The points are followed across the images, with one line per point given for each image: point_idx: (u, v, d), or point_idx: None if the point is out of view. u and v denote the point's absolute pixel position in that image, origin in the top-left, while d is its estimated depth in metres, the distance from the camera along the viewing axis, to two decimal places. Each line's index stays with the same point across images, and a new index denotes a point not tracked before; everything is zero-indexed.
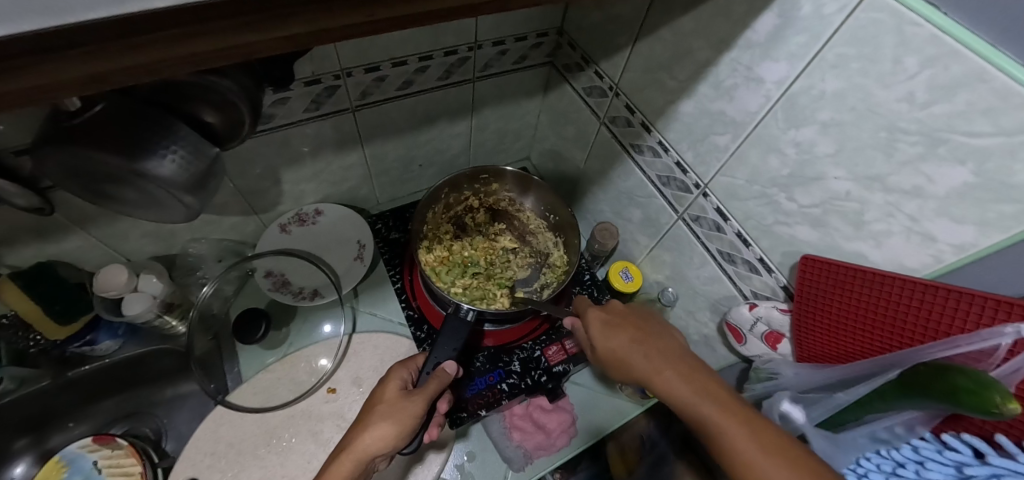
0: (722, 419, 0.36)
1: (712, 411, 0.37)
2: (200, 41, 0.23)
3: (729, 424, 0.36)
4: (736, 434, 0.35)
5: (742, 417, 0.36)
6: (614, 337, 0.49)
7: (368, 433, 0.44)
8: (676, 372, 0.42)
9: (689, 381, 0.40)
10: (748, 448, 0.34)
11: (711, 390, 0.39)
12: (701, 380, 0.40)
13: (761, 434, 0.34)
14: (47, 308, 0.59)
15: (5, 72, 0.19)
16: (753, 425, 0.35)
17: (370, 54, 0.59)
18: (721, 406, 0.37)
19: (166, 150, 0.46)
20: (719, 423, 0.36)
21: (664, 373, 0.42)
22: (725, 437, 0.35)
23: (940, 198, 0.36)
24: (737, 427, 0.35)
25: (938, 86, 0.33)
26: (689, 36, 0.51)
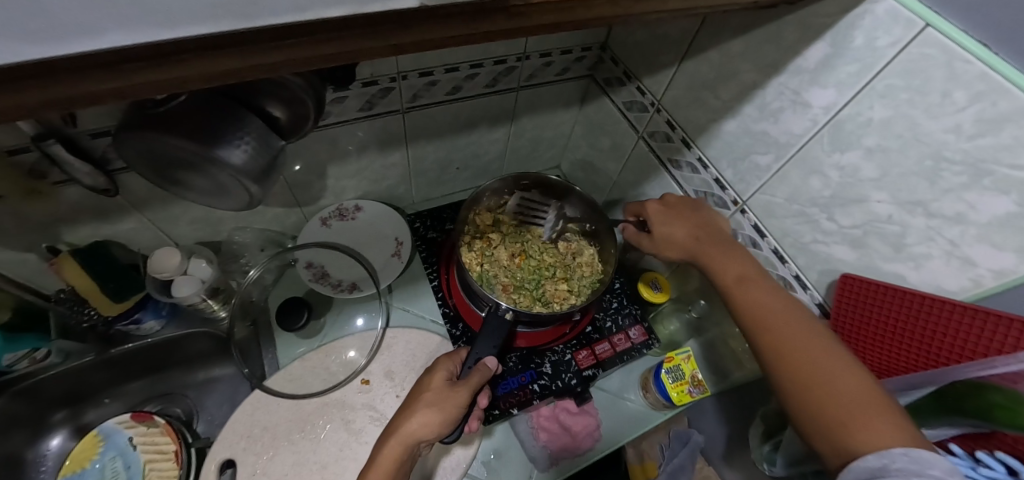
0: (762, 298, 0.47)
1: (753, 291, 0.48)
2: (334, 44, 0.25)
3: (766, 300, 0.46)
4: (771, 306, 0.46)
5: (787, 305, 0.45)
6: (682, 227, 0.56)
7: (414, 419, 0.46)
8: (733, 260, 0.51)
9: (737, 266, 0.50)
10: (776, 315, 0.45)
11: (761, 282, 0.48)
12: (757, 274, 0.49)
13: (794, 315, 0.44)
14: (102, 286, 0.61)
15: (175, 64, 0.22)
16: (794, 312, 0.44)
17: (425, 59, 0.61)
18: (761, 288, 0.48)
19: (240, 140, 0.49)
20: (763, 301, 0.46)
21: (724, 260, 0.52)
22: (757, 304, 0.46)
23: (982, 225, 0.38)
24: (773, 304, 0.46)
25: (984, 119, 0.35)
26: (737, 58, 0.54)
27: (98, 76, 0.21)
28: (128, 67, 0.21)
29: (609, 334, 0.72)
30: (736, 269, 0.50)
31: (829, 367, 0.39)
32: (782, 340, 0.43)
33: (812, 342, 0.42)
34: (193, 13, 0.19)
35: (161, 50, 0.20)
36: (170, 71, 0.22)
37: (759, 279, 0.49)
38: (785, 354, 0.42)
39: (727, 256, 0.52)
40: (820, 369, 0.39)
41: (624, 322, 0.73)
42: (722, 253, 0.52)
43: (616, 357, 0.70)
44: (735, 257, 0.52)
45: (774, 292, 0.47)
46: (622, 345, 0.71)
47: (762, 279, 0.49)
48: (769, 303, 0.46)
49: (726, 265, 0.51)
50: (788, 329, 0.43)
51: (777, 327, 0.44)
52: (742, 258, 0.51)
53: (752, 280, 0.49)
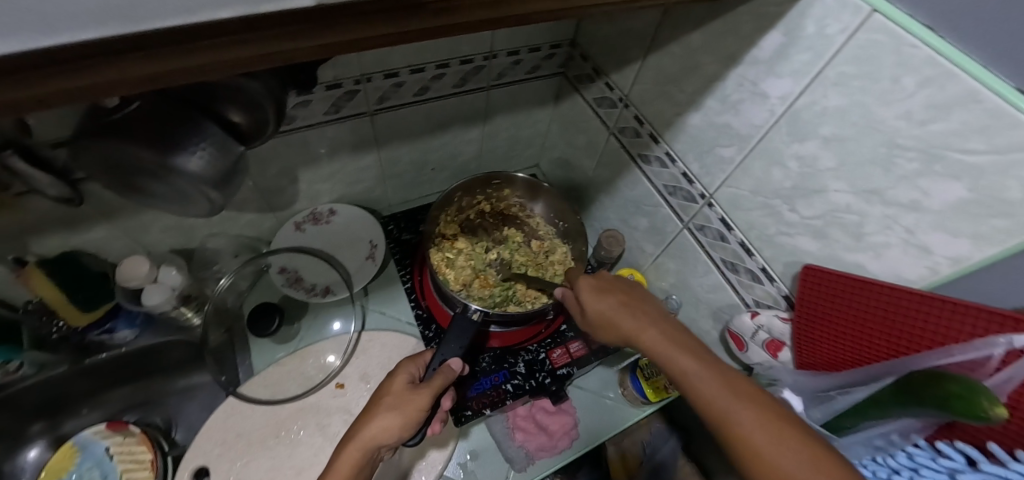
0: (702, 381, 0.41)
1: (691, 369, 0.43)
2: (250, 47, 0.25)
3: (706, 383, 0.41)
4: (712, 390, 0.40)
5: (727, 382, 0.40)
6: (612, 304, 0.53)
7: (376, 422, 0.46)
8: (665, 339, 0.47)
9: (669, 343, 0.46)
10: (722, 402, 0.39)
11: (698, 356, 0.44)
12: (688, 347, 0.45)
13: (737, 390, 0.39)
14: (71, 297, 0.62)
15: (74, 72, 0.21)
16: (735, 389, 0.39)
17: (389, 61, 0.61)
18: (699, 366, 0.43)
19: (196, 146, 0.48)
20: (702, 383, 0.41)
21: (658, 339, 0.47)
22: (700, 389, 0.41)
23: (936, 212, 0.38)
24: (713, 386, 0.40)
25: (933, 104, 0.35)
26: (698, 51, 0.53)
27: (7, 88, 0.20)
28: (36, 75, 0.20)
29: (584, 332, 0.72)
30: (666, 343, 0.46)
31: (788, 451, 0.34)
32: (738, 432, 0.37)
33: (756, 420, 0.37)
34: (74, 18, 0.18)
35: (52, 59, 0.20)
36: (71, 78, 0.21)
37: (692, 352, 0.44)
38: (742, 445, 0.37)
39: (658, 334, 0.48)
40: (781, 457, 0.34)
41: None
42: (654, 328, 0.49)
43: (591, 355, 0.70)
44: (666, 332, 0.48)
45: (710, 365, 0.42)
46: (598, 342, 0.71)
47: (693, 345, 0.45)
48: (703, 378, 0.41)
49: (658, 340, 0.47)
50: (738, 412, 0.38)
51: (721, 411, 0.39)
52: (676, 330, 0.48)
53: (686, 356, 0.44)
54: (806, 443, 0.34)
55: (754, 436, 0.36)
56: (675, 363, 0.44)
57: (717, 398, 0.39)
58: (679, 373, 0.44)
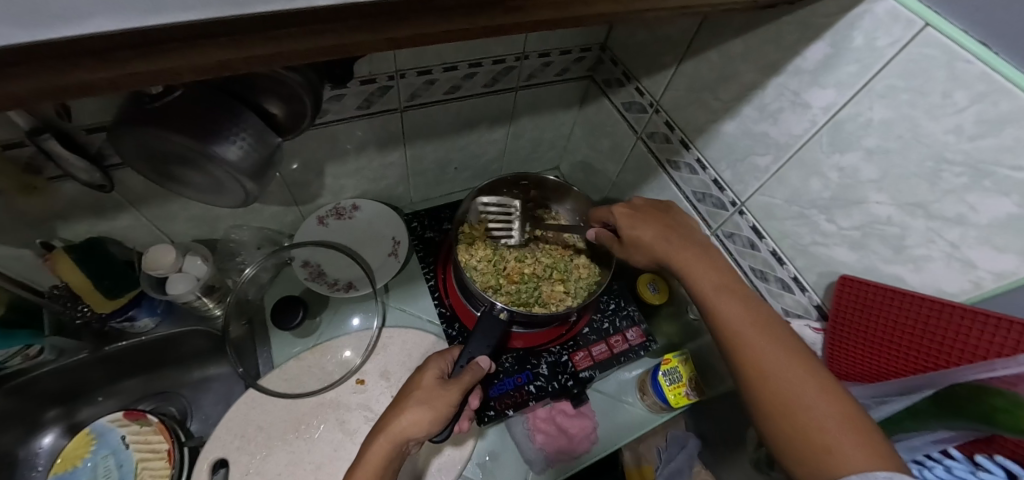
0: (729, 306, 0.46)
1: (722, 297, 0.46)
2: (327, 35, 0.25)
3: (734, 310, 0.45)
4: (737, 316, 0.45)
5: (755, 312, 0.45)
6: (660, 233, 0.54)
7: (405, 416, 0.46)
8: (700, 264, 0.50)
9: (706, 269, 0.49)
10: (743, 326, 0.44)
11: (730, 286, 0.47)
12: (719, 275, 0.49)
13: (762, 322, 0.44)
14: (97, 282, 0.60)
15: (157, 52, 0.21)
16: (761, 318, 0.44)
17: (424, 57, 0.61)
18: (729, 293, 0.47)
19: (235, 136, 0.48)
20: (727, 307, 0.45)
21: (693, 266, 0.50)
22: (722, 312, 0.46)
23: (983, 227, 0.38)
24: (739, 313, 0.45)
25: (985, 120, 0.35)
26: (736, 59, 0.53)
27: (86, 66, 0.20)
28: (118, 55, 0.20)
29: (606, 335, 0.71)
30: (707, 279, 0.49)
31: (799, 381, 0.39)
32: (758, 355, 0.42)
33: (770, 344, 0.42)
34: None
35: (149, 38, 0.20)
36: (152, 59, 0.21)
37: (725, 281, 0.48)
38: (751, 364, 0.42)
39: (698, 262, 0.50)
40: (782, 376, 0.40)
41: (622, 324, 0.73)
42: (693, 256, 0.51)
43: (613, 359, 0.70)
44: (703, 260, 0.51)
45: (744, 300, 0.46)
46: (620, 346, 0.71)
47: (728, 275, 0.49)
48: (730, 308, 0.45)
49: (707, 282, 0.48)
50: (764, 344, 0.42)
51: (742, 335, 0.43)
52: (712, 259, 0.51)
53: (715, 282, 0.48)
54: (806, 366, 0.40)
55: (758, 351, 0.42)
56: (699, 284, 0.49)
57: (741, 324, 0.44)
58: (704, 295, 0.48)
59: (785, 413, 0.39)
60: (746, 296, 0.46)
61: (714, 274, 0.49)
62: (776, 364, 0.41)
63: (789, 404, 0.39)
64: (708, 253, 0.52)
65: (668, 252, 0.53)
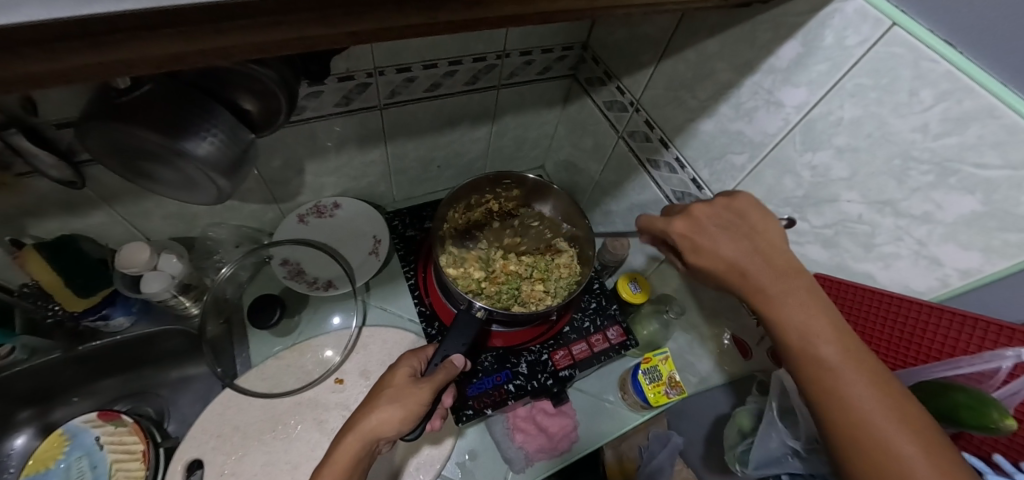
0: (835, 354, 0.33)
1: (821, 338, 0.34)
2: (282, 29, 0.24)
3: (844, 362, 0.32)
4: (848, 371, 0.32)
5: (876, 371, 0.32)
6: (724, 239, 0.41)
7: (375, 414, 0.45)
8: (787, 284, 0.37)
9: (795, 293, 0.37)
10: (861, 390, 0.31)
11: (832, 322, 0.35)
12: (816, 304, 0.36)
13: (879, 383, 0.31)
14: (68, 280, 0.60)
15: (103, 44, 0.20)
16: (882, 378, 0.32)
17: (403, 55, 0.61)
18: (833, 336, 0.34)
19: (207, 132, 0.47)
20: (830, 356, 0.33)
21: (773, 285, 0.37)
22: (823, 361, 0.33)
23: (949, 224, 0.38)
24: (851, 368, 0.32)
25: (950, 118, 0.35)
26: (713, 58, 0.53)
27: (31, 57, 0.19)
28: (61, 46, 0.20)
29: (587, 334, 0.71)
30: (799, 308, 0.36)
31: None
32: (875, 433, 0.29)
33: (897, 420, 0.29)
34: None
35: (94, 28, 0.19)
36: (98, 50, 0.21)
37: (822, 312, 0.35)
38: (862, 446, 0.30)
39: (781, 282, 0.37)
40: (913, 473, 0.28)
41: (603, 323, 0.73)
42: (774, 276, 0.38)
43: (593, 358, 0.70)
44: (789, 278, 0.37)
45: (851, 345, 0.34)
46: (600, 345, 0.71)
47: (823, 303, 0.36)
48: (830, 354, 0.33)
49: (775, 284, 0.37)
50: (886, 420, 0.29)
51: (852, 400, 0.31)
52: (802, 277, 0.37)
53: (809, 314, 0.35)
54: (946, 462, 0.28)
55: (873, 425, 0.30)
56: (780, 316, 0.36)
57: (852, 385, 0.31)
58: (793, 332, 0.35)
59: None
60: (856, 340, 0.34)
61: (809, 301, 0.36)
62: (892, 430, 0.29)
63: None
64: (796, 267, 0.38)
65: (739, 263, 0.39)
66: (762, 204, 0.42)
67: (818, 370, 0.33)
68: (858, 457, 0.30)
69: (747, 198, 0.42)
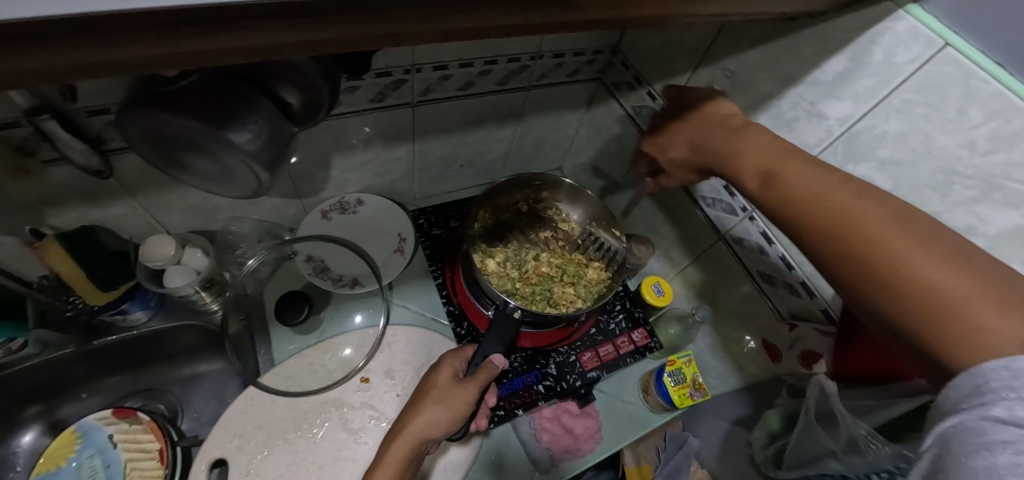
0: (821, 185, 0.34)
1: (806, 177, 0.35)
2: (384, 25, 0.24)
3: (833, 189, 0.33)
4: (838, 195, 0.32)
5: (864, 193, 0.32)
6: (711, 132, 0.44)
7: (422, 415, 0.45)
8: (769, 148, 0.38)
9: (780, 151, 0.38)
10: (849, 206, 0.31)
11: (816, 166, 0.35)
12: (797, 156, 0.37)
13: (868, 199, 0.31)
14: (90, 272, 0.58)
15: (218, 31, 0.20)
16: (872, 197, 0.32)
17: (441, 53, 0.61)
18: (819, 174, 0.34)
19: (251, 124, 0.46)
20: (814, 187, 0.34)
21: (761, 150, 0.39)
22: (807, 194, 0.34)
23: (990, 237, 0.40)
24: (842, 192, 0.32)
25: (998, 136, 0.37)
26: (753, 68, 0.54)
27: (147, 41, 0.19)
28: (180, 31, 0.19)
29: (613, 336, 0.73)
30: (782, 161, 0.37)
31: (930, 269, 0.26)
32: (870, 239, 0.29)
33: (885, 223, 0.29)
34: None
35: (215, 17, 0.19)
36: (211, 38, 0.21)
37: (805, 161, 0.36)
38: (856, 254, 0.30)
39: (769, 148, 0.38)
40: (908, 259, 0.27)
41: (627, 325, 0.74)
42: (759, 141, 0.39)
43: (619, 359, 0.71)
44: (774, 146, 0.39)
45: (835, 176, 0.34)
46: (626, 347, 0.72)
47: (804, 156, 0.37)
48: (813, 185, 0.34)
49: (765, 151, 0.38)
50: (875, 223, 0.30)
51: (841, 217, 0.31)
52: (781, 142, 0.39)
53: (797, 166, 0.36)
54: (939, 247, 0.27)
55: (863, 232, 0.30)
56: (768, 170, 0.37)
57: (839, 203, 0.32)
58: (780, 181, 0.36)
59: (881, 279, 0.28)
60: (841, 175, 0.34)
61: (791, 155, 0.37)
62: (866, 220, 0.30)
63: (889, 264, 0.28)
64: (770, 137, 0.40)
65: (730, 145, 0.41)
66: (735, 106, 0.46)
67: (798, 196, 0.34)
68: (843, 257, 0.31)
69: (720, 102, 0.46)
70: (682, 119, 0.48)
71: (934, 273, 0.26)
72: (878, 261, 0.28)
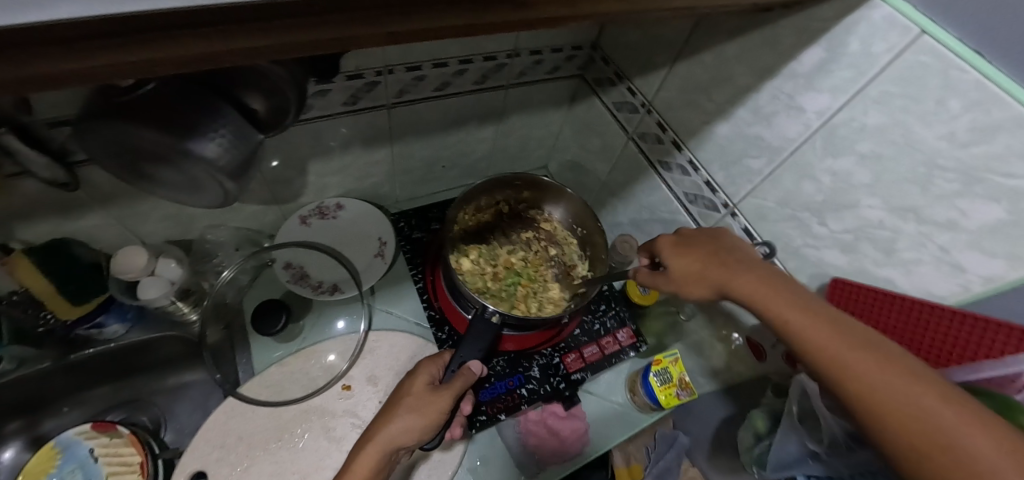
0: (827, 337, 0.36)
1: (813, 329, 0.37)
2: (326, 29, 0.22)
3: (840, 345, 0.36)
4: (848, 351, 0.35)
5: (874, 346, 0.35)
6: (698, 265, 0.48)
7: (394, 424, 0.44)
8: (775, 292, 0.41)
9: (777, 291, 0.41)
10: (855, 359, 0.34)
11: (823, 313, 0.38)
12: (800, 300, 0.40)
13: (877, 353, 0.34)
14: (62, 287, 0.57)
15: (134, 43, 0.18)
16: (877, 346, 0.35)
17: (413, 53, 0.59)
18: (824, 323, 0.37)
19: (214, 133, 0.45)
20: (826, 342, 0.36)
21: (766, 294, 0.41)
22: (821, 346, 0.36)
23: (972, 232, 0.39)
24: (849, 348, 0.35)
25: (978, 127, 0.36)
26: (731, 61, 0.53)
27: (50, 58, 0.16)
28: (84, 46, 0.17)
29: (597, 336, 0.72)
30: (789, 307, 0.40)
31: (967, 434, 0.28)
32: (889, 399, 0.32)
33: (908, 382, 0.32)
34: None
35: (125, 27, 0.16)
36: (126, 50, 0.18)
37: (808, 308, 0.39)
38: (879, 413, 0.32)
39: (777, 293, 0.41)
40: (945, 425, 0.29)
41: (612, 325, 0.73)
42: (765, 287, 0.42)
43: (604, 360, 0.70)
44: (771, 282, 0.42)
45: (842, 327, 0.37)
46: (611, 348, 0.71)
47: (811, 301, 0.40)
48: (814, 335, 0.37)
49: (772, 294, 0.41)
50: (900, 379, 0.32)
51: (851, 374, 0.34)
52: (786, 283, 0.42)
53: (800, 313, 0.39)
54: (962, 406, 0.29)
55: (876, 389, 0.33)
56: (779, 318, 0.40)
57: (843, 357, 0.35)
58: (791, 335, 0.39)
59: (915, 449, 0.30)
60: (845, 320, 0.37)
61: (796, 300, 0.40)
62: (871, 375, 0.33)
63: (932, 434, 0.29)
64: (776, 273, 0.43)
65: (732, 285, 0.45)
66: (741, 238, 0.49)
67: (811, 346, 0.37)
68: (866, 412, 0.33)
69: (725, 235, 0.50)
70: (682, 238, 0.51)
71: (971, 440, 0.28)
72: (899, 421, 0.31)
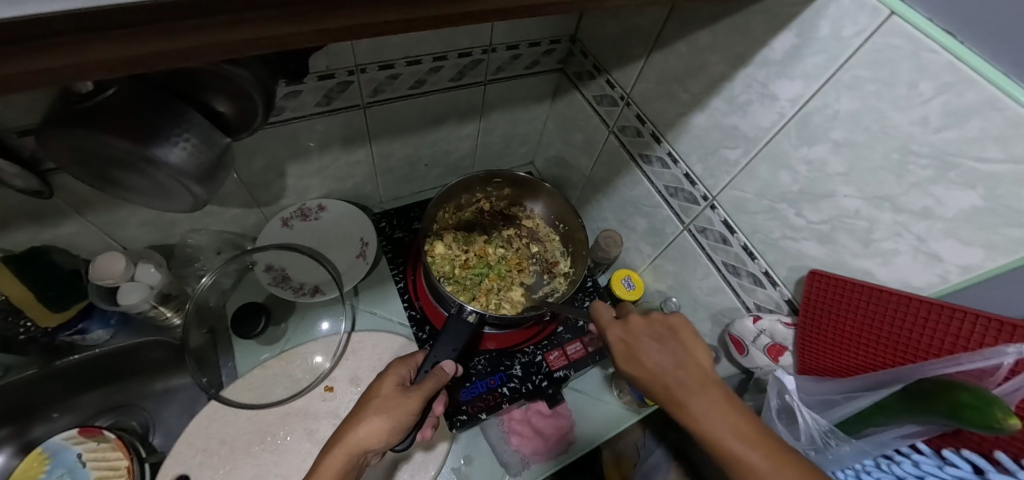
0: (738, 442, 0.36)
1: (729, 435, 0.37)
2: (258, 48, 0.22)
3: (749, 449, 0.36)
4: (753, 455, 0.35)
5: (780, 455, 0.35)
6: (639, 357, 0.47)
7: (361, 427, 0.44)
8: (699, 391, 0.41)
9: (703, 394, 0.40)
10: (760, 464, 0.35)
11: (739, 418, 0.38)
12: (725, 399, 0.40)
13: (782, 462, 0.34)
14: (39, 294, 0.57)
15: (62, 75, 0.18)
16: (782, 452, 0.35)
17: (384, 52, 0.58)
18: (738, 429, 0.37)
19: (178, 137, 0.45)
20: (736, 446, 0.36)
21: (691, 395, 0.41)
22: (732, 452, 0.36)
23: (948, 220, 0.37)
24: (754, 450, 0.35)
25: (951, 111, 0.34)
26: (705, 50, 0.52)
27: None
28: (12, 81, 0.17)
29: (581, 333, 0.71)
30: (710, 412, 0.39)
31: None
32: None
33: None
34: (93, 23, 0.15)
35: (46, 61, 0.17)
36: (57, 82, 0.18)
37: (731, 410, 0.39)
38: None
39: (700, 394, 0.40)
40: None
41: None
42: (691, 388, 0.41)
43: (588, 357, 0.69)
44: (699, 381, 0.42)
45: (755, 431, 0.37)
46: (594, 345, 0.70)
47: (736, 405, 0.39)
48: (727, 437, 0.37)
49: (693, 396, 0.41)
50: None
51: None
52: (711, 382, 0.41)
53: (719, 412, 0.39)
54: None
55: None
56: (698, 422, 0.39)
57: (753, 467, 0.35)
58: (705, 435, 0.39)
59: None
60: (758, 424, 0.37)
61: (718, 403, 0.39)
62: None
63: None
64: (705, 372, 0.43)
65: (666, 379, 0.44)
66: (691, 325, 0.48)
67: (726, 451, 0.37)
68: None
69: (674, 316, 0.49)
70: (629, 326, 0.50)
71: None
72: None
